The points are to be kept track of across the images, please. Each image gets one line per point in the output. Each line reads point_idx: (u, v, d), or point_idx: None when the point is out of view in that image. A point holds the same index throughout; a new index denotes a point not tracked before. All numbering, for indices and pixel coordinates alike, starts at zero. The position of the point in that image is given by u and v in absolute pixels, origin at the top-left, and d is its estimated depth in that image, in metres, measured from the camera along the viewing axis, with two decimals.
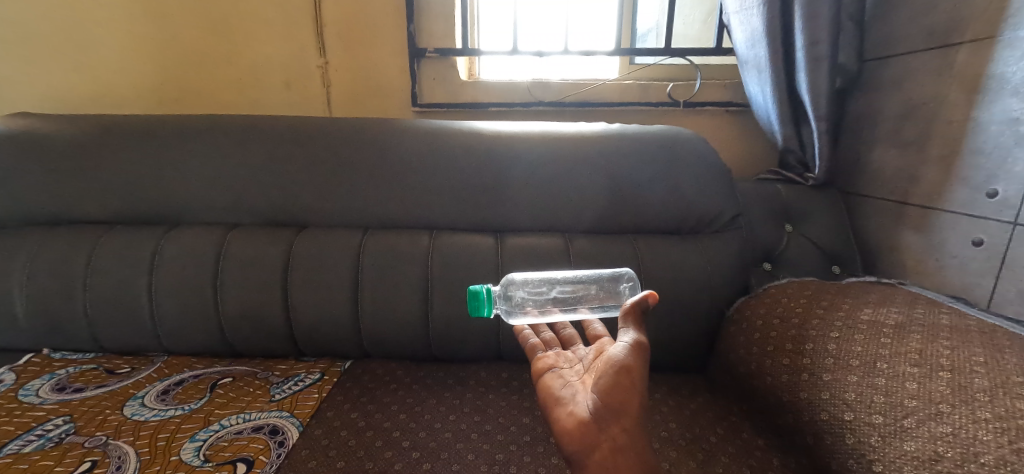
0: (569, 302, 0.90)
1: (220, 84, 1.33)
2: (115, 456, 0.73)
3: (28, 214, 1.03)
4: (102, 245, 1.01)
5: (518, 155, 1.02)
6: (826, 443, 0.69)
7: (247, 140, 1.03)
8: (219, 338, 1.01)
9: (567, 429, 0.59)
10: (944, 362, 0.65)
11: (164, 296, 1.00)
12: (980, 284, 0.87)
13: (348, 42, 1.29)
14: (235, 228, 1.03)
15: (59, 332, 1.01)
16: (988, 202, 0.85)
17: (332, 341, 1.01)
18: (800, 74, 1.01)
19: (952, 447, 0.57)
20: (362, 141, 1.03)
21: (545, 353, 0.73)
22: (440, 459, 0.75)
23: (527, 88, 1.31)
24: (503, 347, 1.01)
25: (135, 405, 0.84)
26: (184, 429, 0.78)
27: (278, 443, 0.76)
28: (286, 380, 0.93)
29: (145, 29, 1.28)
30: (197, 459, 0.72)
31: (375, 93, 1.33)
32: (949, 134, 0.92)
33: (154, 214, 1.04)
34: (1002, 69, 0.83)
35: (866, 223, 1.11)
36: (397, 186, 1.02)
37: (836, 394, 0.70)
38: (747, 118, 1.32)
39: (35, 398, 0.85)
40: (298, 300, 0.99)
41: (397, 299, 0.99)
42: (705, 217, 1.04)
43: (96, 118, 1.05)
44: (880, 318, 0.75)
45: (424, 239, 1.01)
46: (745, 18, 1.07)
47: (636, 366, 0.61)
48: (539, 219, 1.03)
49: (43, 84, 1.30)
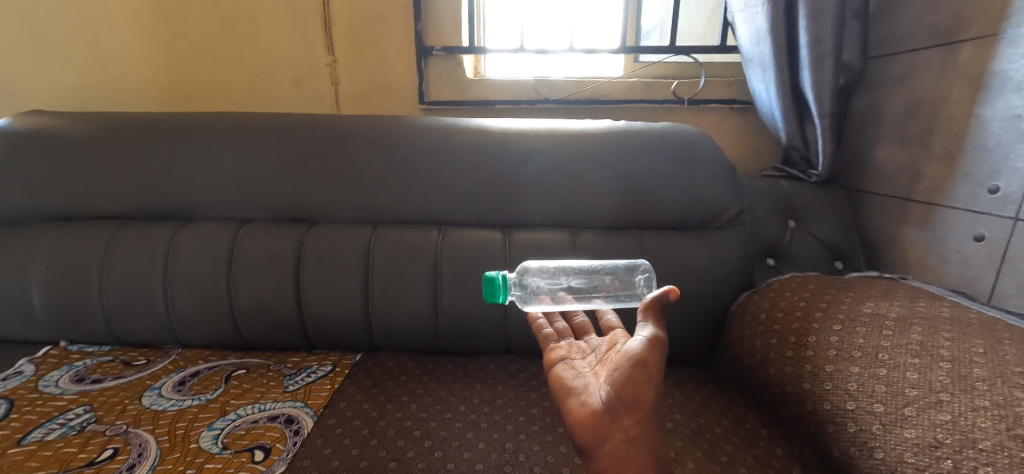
0: (583, 291, 0.93)
1: (230, 81, 1.34)
2: (136, 444, 0.75)
3: (44, 210, 1.05)
4: (118, 240, 1.03)
5: (525, 151, 1.04)
6: (828, 432, 0.71)
7: (258, 136, 1.05)
8: (233, 331, 1.03)
9: (579, 419, 0.60)
10: (944, 353, 0.66)
11: (179, 289, 1.02)
12: (982, 279, 0.88)
13: (356, 39, 1.31)
14: (247, 224, 1.05)
15: (77, 326, 1.03)
16: (990, 198, 0.86)
17: (342, 334, 1.03)
18: (803, 71, 1.03)
19: (952, 433, 0.58)
20: (372, 139, 1.05)
21: (558, 343, 0.74)
22: (451, 447, 0.77)
23: (533, 86, 1.32)
24: (511, 340, 1.03)
25: (152, 395, 0.86)
26: (202, 418, 0.80)
27: (294, 432, 0.78)
28: (298, 372, 0.95)
29: (154, 28, 1.30)
30: (216, 447, 0.74)
31: (383, 91, 1.35)
32: (952, 130, 0.93)
33: (167, 210, 1.06)
34: (1004, 67, 0.84)
35: (870, 219, 1.12)
36: (406, 182, 1.04)
37: (838, 384, 0.72)
38: (751, 115, 1.33)
39: (55, 388, 0.88)
40: (310, 295, 1.01)
41: (408, 293, 1.00)
42: (710, 213, 1.05)
43: (110, 116, 1.07)
44: (882, 311, 0.77)
45: (434, 234, 1.03)
46: (749, 16, 1.09)
47: (652, 361, 0.63)
48: (548, 214, 1.05)
49: (55, 82, 1.32)
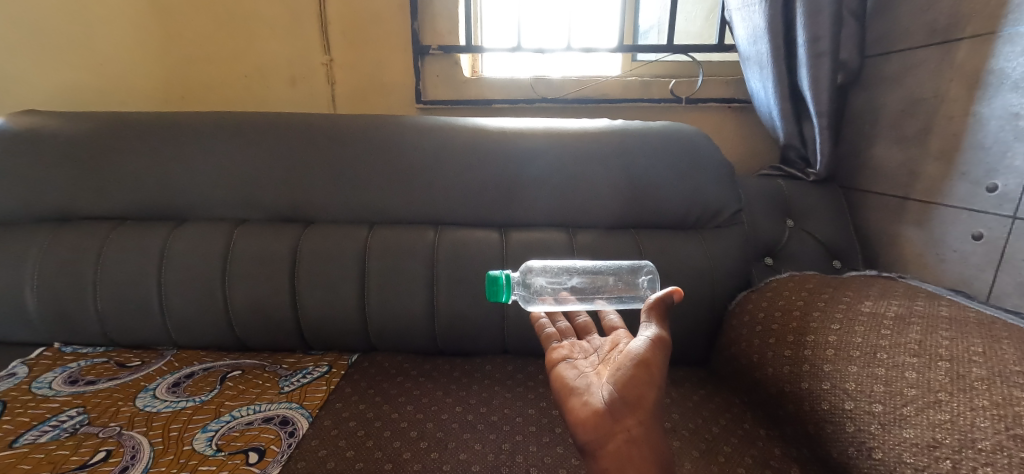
0: (586, 292, 0.93)
1: (225, 80, 1.34)
2: (129, 446, 0.74)
3: (37, 210, 1.04)
4: (111, 240, 1.02)
5: (522, 150, 1.03)
6: (826, 432, 0.70)
7: (254, 136, 1.05)
8: (228, 332, 1.03)
9: (581, 419, 0.60)
10: (942, 353, 0.66)
11: (174, 289, 1.01)
12: (980, 277, 0.88)
13: (352, 38, 1.30)
14: (242, 225, 1.04)
15: (71, 327, 1.03)
16: (988, 196, 0.86)
17: (338, 334, 1.03)
18: (801, 69, 1.02)
19: (951, 433, 0.58)
20: (368, 138, 1.05)
21: (560, 343, 0.74)
22: (447, 449, 0.77)
23: (530, 85, 1.32)
24: (508, 340, 1.03)
25: (146, 397, 0.86)
26: (196, 420, 0.80)
27: (289, 433, 0.78)
28: (294, 373, 0.95)
29: (149, 26, 1.29)
30: (210, 449, 0.74)
31: (379, 90, 1.34)
32: (949, 128, 0.93)
33: (162, 210, 1.05)
34: (1001, 65, 0.84)
35: (868, 218, 1.11)
36: (402, 182, 1.03)
37: (836, 384, 0.71)
38: (748, 114, 1.32)
39: (48, 390, 0.87)
40: (306, 295, 1.01)
41: (404, 293, 1.00)
42: (708, 212, 1.05)
43: (104, 116, 1.07)
44: (880, 310, 0.76)
45: (430, 234, 1.02)
46: (747, 14, 1.08)
47: (655, 361, 0.62)
48: (545, 214, 1.04)
49: (49, 81, 1.31)
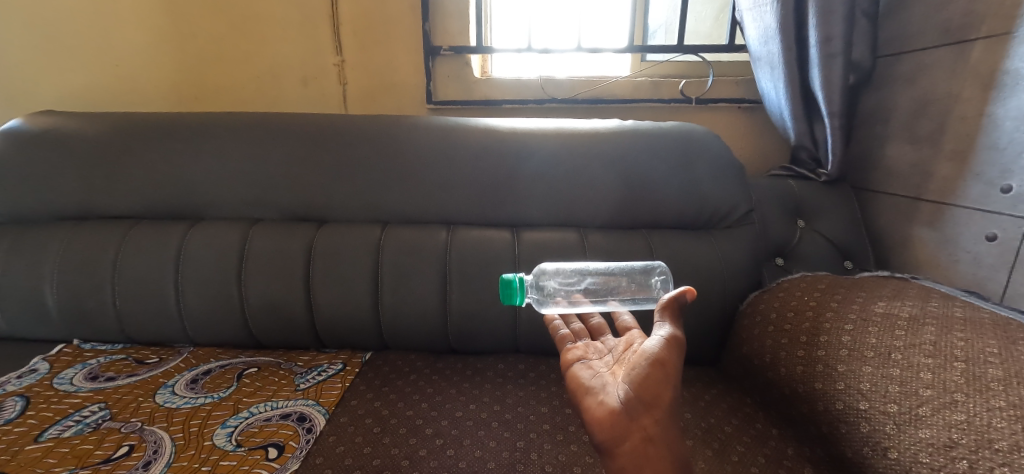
0: (599, 293, 0.94)
1: (238, 81, 1.35)
2: (151, 441, 0.76)
3: (56, 209, 1.06)
4: (129, 240, 1.04)
5: (533, 151, 1.04)
6: (841, 432, 0.71)
7: (268, 136, 1.06)
8: (243, 330, 1.04)
9: (597, 418, 0.60)
10: (958, 353, 0.66)
11: (191, 288, 1.02)
12: (994, 278, 0.88)
13: (363, 39, 1.31)
14: (258, 223, 1.06)
15: (89, 324, 1.04)
16: (1002, 197, 0.86)
17: (352, 333, 1.04)
18: (813, 70, 1.02)
19: (967, 434, 0.59)
20: (381, 138, 1.06)
21: (574, 344, 0.75)
22: (463, 446, 0.78)
23: (540, 86, 1.32)
24: (519, 339, 1.03)
25: (166, 393, 0.87)
26: (215, 416, 0.81)
27: (307, 429, 0.79)
28: (309, 370, 0.96)
29: (162, 26, 1.30)
30: (229, 444, 0.75)
31: (390, 90, 1.35)
32: (962, 129, 0.93)
33: (178, 210, 1.07)
34: (1016, 65, 0.84)
35: (879, 218, 1.11)
36: (415, 181, 1.04)
37: (850, 384, 0.72)
38: (758, 115, 1.32)
39: (70, 386, 0.89)
40: (320, 294, 1.02)
41: (417, 291, 1.01)
42: (718, 213, 1.05)
43: (121, 116, 1.08)
44: (894, 310, 0.76)
45: (442, 234, 1.03)
46: (758, 15, 1.08)
47: (670, 361, 0.63)
48: (555, 214, 1.05)
49: (65, 82, 1.33)
